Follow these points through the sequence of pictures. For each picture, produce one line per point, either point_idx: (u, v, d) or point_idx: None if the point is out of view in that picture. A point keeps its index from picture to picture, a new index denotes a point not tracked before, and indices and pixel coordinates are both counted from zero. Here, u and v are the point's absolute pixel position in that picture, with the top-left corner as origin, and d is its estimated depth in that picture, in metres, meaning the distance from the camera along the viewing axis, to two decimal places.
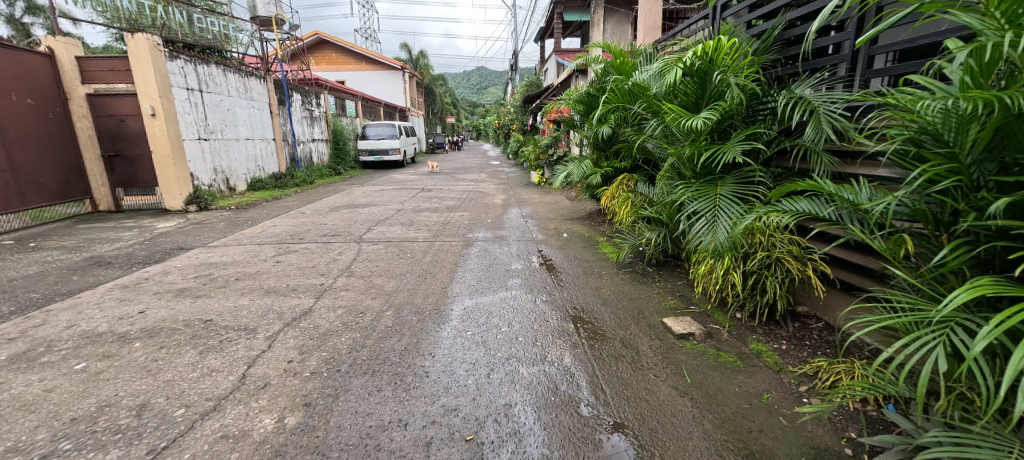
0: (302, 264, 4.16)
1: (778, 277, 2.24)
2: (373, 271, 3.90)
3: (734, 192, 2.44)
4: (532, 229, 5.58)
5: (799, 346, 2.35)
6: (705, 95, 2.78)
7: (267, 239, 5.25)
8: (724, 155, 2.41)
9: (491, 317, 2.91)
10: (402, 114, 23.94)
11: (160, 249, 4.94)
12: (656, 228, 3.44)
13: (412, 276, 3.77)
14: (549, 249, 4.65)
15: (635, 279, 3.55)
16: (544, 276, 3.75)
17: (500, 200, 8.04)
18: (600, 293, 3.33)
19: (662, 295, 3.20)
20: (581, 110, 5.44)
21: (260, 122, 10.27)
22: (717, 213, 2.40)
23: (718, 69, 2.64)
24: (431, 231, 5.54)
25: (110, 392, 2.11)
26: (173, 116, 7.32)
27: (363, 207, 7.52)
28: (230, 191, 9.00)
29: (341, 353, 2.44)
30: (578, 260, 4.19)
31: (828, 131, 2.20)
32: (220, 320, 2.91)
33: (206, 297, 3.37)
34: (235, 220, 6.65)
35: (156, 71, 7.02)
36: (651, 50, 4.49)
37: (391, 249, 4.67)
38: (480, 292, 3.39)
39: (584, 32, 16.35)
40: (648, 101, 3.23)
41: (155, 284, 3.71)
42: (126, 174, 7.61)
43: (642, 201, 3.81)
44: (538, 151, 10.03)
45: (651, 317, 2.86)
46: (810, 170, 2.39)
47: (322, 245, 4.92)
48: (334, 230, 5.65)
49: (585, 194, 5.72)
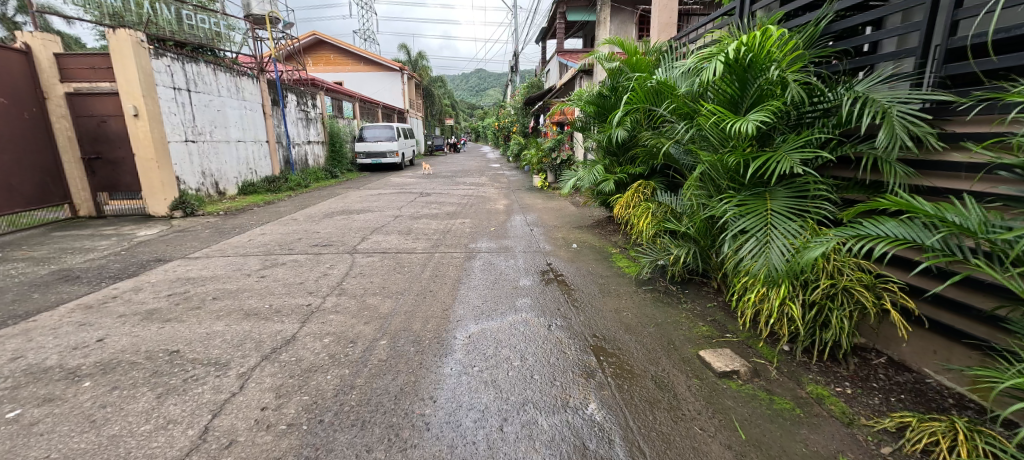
0: (289, 280, 3.78)
1: (846, 310, 1.87)
2: (367, 289, 3.52)
3: (787, 207, 2.09)
4: (539, 239, 5.21)
5: (867, 390, 1.98)
6: (748, 95, 2.42)
7: (253, 250, 4.87)
8: (779, 164, 2.05)
9: (501, 348, 2.54)
10: (400, 116, 23.60)
11: (137, 262, 4.56)
12: (682, 242, 3.09)
13: (410, 295, 3.39)
14: (559, 262, 4.29)
15: (658, 300, 3.19)
16: (557, 296, 3.38)
17: (503, 206, 7.68)
18: (621, 317, 2.97)
19: (692, 320, 2.84)
20: (591, 112, 5.05)
21: (253, 123, 9.91)
22: (769, 232, 2.04)
23: (765, 63, 2.27)
24: (431, 241, 5.16)
25: (40, 453, 1.74)
26: (157, 117, 6.92)
27: (359, 212, 7.14)
28: (220, 196, 8.58)
29: (326, 398, 2.06)
30: (592, 275, 3.82)
31: (905, 136, 1.84)
32: (188, 352, 2.54)
33: (178, 321, 2.99)
34: (221, 227, 6.26)
35: (138, 66, 6.61)
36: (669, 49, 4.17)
37: (387, 262, 4.29)
38: (486, 315, 3.01)
39: (587, 32, 16.05)
40: (677, 101, 2.87)
41: (122, 305, 3.33)
42: (107, 177, 7.20)
43: (665, 212, 3.46)
44: (541, 154, 9.67)
45: (683, 348, 2.50)
46: (881, 183, 2.04)
47: (313, 256, 4.54)
48: (326, 239, 5.28)
49: (595, 202, 5.38)
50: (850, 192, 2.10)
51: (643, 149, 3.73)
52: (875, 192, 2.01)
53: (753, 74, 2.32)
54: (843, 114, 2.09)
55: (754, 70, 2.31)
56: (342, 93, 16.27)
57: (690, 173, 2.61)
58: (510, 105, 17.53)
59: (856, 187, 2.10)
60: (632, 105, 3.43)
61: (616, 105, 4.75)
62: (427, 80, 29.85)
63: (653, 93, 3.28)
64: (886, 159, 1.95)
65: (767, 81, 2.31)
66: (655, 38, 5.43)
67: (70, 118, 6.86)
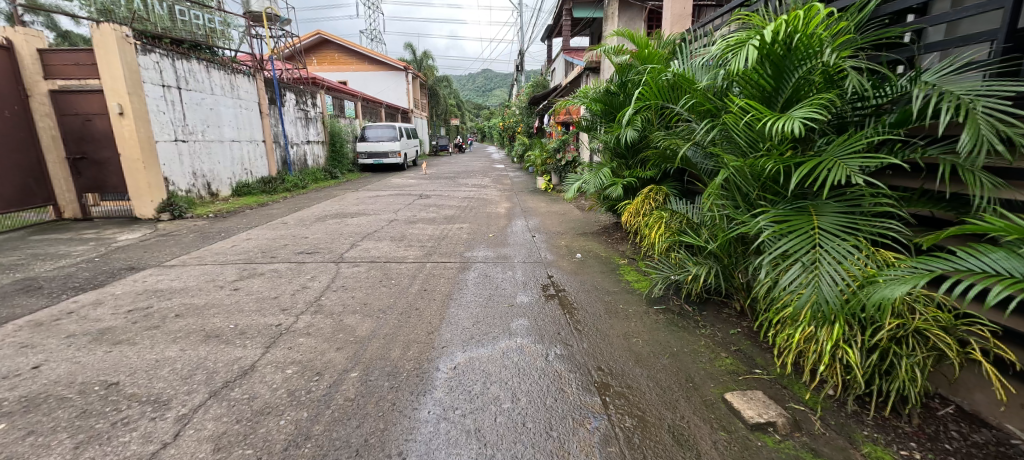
0: (263, 294, 3.43)
1: (918, 358, 1.50)
2: (347, 306, 3.16)
3: (838, 225, 1.70)
4: (540, 247, 4.83)
5: (940, 455, 1.58)
6: (784, 88, 2.04)
7: (233, 258, 4.54)
8: (831, 172, 1.65)
9: (489, 385, 2.17)
10: (404, 116, 23.31)
11: (108, 270, 4.25)
12: (701, 259, 2.72)
13: (393, 314, 3.03)
14: (561, 274, 3.91)
15: (672, 323, 2.81)
16: (556, 316, 2.99)
17: (504, 209, 7.30)
18: (630, 344, 2.59)
19: (712, 350, 2.46)
20: (597, 110, 4.65)
21: (249, 122, 9.62)
22: (817, 256, 1.65)
23: (809, 49, 1.89)
24: (424, 249, 4.81)
25: None
26: (144, 116, 6.63)
27: (352, 216, 6.81)
28: (212, 197, 8.28)
29: (272, 453, 1.70)
30: (598, 291, 3.44)
31: (997, 139, 1.44)
32: (128, 385, 2.19)
33: (129, 344, 2.65)
34: (207, 232, 5.95)
35: (123, 63, 6.33)
36: (683, 41, 3.81)
37: (375, 274, 3.94)
38: (476, 340, 2.65)
39: (594, 30, 15.64)
40: (696, 96, 2.49)
41: (74, 323, 3.00)
42: (94, 178, 6.92)
43: (680, 223, 3.09)
44: (546, 155, 9.30)
45: (705, 387, 2.11)
46: (960, 195, 1.65)
47: (295, 266, 4.20)
48: (313, 246, 4.94)
49: (601, 207, 4.99)
50: (918, 206, 1.73)
51: (654, 152, 3.36)
52: (951, 209, 1.64)
53: (792, 63, 1.95)
54: (909, 111, 1.71)
55: (794, 59, 1.93)
56: (343, 92, 15.96)
57: (713, 181, 2.24)
58: (516, 105, 17.12)
59: (926, 200, 1.72)
60: (643, 101, 3.04)
61: (626, 103, 4.36)
62: (433, 80, 29.58)
63: (668, 87, 2.89)
64: (969, 166, 1.55)
65: (809, 72, 1.94)
66: (669, 30, 5.01)
67: (53, 116, 6.59)
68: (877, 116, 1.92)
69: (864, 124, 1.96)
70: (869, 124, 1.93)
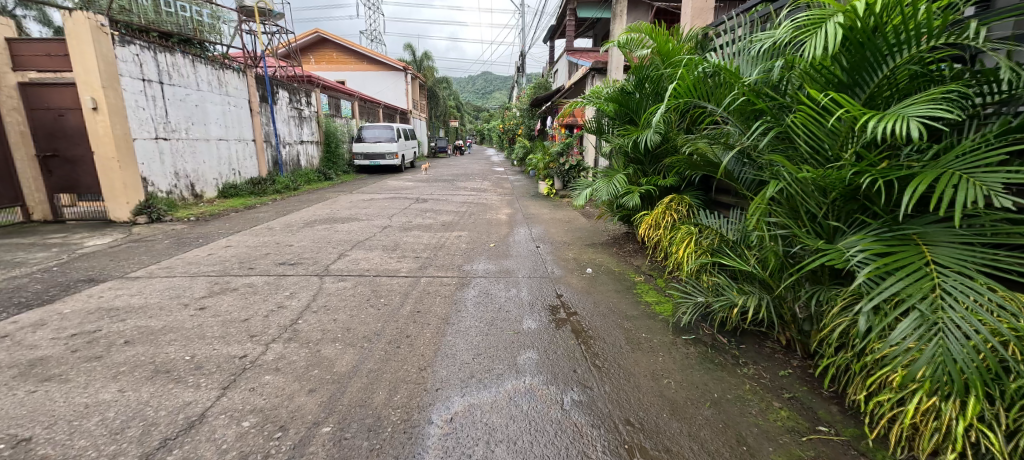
0: (230, 316, 2.98)
1: None
2: (326, 333, 2.72)
3: (964, 260, 1.35)
4: (546, 259, 4.42)
5: None
6: (866, 82, 1.65)
7: (206, 269, 4.09)
8: (960, 190, 1.28)
9: (494, 446, 1.74)
10: (403, 117, 22.84)
11: (63, 282, 3.80)
12: (745, 287, 2.31)
13: (380, 344, 2.59)
14: (571, 293, 3.50)
15: (707, 360, 2.38)
16: (570, 348, 2.57)
17: (505, 216, 6.87)
18: (663, 387, 2.16)
19: (760, 397, 2.04)
20: (612, 111, 4.25)
21: (238, 120, 9.19)
22: (939, 304, 1.30)
23: (911, 30, 1.49)
24: (418, 260, 4.37)
25: None
26: (120, 111, 6.17)
27: (343, 221, 6.37)
28: (196, 199, 7.83)
29: None
30: (615, 315, 3.02)
31: None
32: (42, 444, 1.76)
33: (58, 382, 2.20)
34: (183, 237, 5.50)
35: (98, 54, 5.87)
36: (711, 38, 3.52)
37: (362, 291, 3.49)
38: (477, 380, 2.22)
39: (599, 32, 15.21)
40: (744, 92, 2.08)
41: (4, 351, 2.55)
42: (66, 177, 6.43)
43: (713, 240, 2.70)
44: (548, 159, 8.87)
45: (764, 453, 1.69)
46: None
47: (275, 279, 3.76)
48: (296, 256, 4.50)
49: (613, 217, 4.57)
50: None
51: (677, 157, 2.96)
52: None
53: (877, 52, 1.56)
54: None
55: (884, 45, 1.54)
56: (341, 91, 15.52)
57: (767, 196, 1.88)
58: (517, 106, 16.67)
59: None
60: (674, 100, 2.61)
61: (643, 103, 3.96)
62: (433, 81, 29.15)
63: (705, 84, 2.48)
64: None
65: (902, 65, 1.55)
66: (690, 27, 4.61)
67: (22, 110, 6.14)
68: (981, 122, 1.55)
69: (962, 130, 1.59)
70: (969, 132, 1.56)
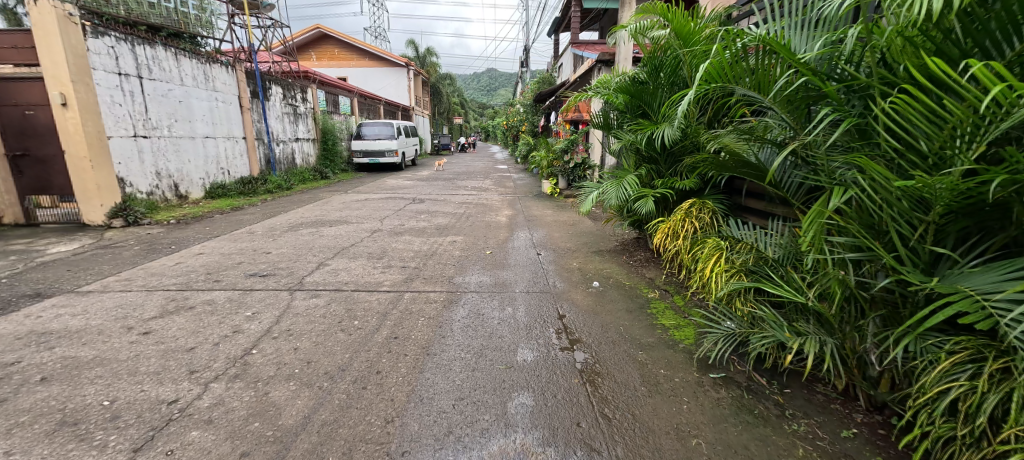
0: (174, 345, 2.53)
1: None
2: (282, 368, 2.28)
3: None
4: (547, 269, 3.95)
5: None
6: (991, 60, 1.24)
7: (168, 281, 3.67)
8: None
9: None
10: (404, 114, 22.38)
11: (5, 298, 3.39)
12: (799, 326, 1.86)
13: (341, 384, 2.13)
14: (574, 312, 3.02)
15: (743, 410, 1.89)
16: (572, 390, 2.10)
17: (505, 218, 6.39)
18: (691, 452, 1.67)
19: None
20: (623, 104, 3.78)
21: (227, 117, 8.76)
22: None
23: None
24: (405, 271, 3.93)
25: None
26: (92, 108, 5.75)
27: (331, 225, 5.93)
28: (180, 200, 7.45)
29: None
30: (626, 343, 2.55)
31: None
32: None
33: None
34: (156, 243, 5.10)
35: (67, 48, 5.45)
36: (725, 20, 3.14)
37: (335, 311, 3.03)
38: (458, 440, 1.76)
39: (605, 24, 14.65)
40: (802, 72, 1.61)
41: None
42: (39, 178, 6.06)
43: (749, 258, 2.24)
44: (552, 157, 8.40)
45: None
46: None
47: (240, 294, 3.34)
48: (271, 266, 4.05)
49: (622, 222, 4.11)
50: None
51: (700, 155, 2.50)
52: None
53: None
54: None
55: None
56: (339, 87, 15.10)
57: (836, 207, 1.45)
58: (520, 102, 16.09)
59: None
60: (703, 84, 2.15)
61: (658, 94, 3.45)
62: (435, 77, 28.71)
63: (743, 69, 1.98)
64: None
65: None
66: (711, 8, 4.11)
67: None
68: None
69: None
70: None
